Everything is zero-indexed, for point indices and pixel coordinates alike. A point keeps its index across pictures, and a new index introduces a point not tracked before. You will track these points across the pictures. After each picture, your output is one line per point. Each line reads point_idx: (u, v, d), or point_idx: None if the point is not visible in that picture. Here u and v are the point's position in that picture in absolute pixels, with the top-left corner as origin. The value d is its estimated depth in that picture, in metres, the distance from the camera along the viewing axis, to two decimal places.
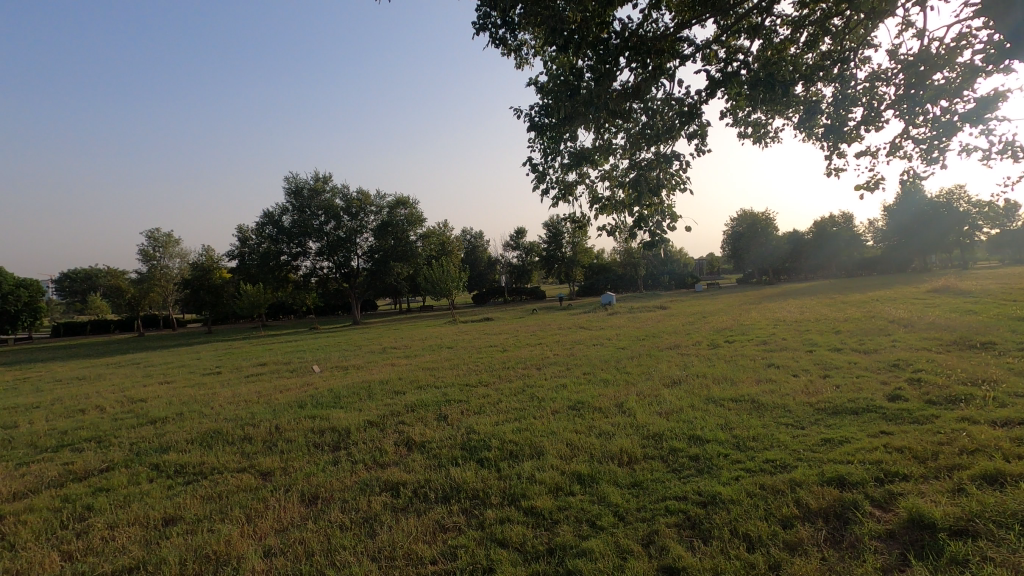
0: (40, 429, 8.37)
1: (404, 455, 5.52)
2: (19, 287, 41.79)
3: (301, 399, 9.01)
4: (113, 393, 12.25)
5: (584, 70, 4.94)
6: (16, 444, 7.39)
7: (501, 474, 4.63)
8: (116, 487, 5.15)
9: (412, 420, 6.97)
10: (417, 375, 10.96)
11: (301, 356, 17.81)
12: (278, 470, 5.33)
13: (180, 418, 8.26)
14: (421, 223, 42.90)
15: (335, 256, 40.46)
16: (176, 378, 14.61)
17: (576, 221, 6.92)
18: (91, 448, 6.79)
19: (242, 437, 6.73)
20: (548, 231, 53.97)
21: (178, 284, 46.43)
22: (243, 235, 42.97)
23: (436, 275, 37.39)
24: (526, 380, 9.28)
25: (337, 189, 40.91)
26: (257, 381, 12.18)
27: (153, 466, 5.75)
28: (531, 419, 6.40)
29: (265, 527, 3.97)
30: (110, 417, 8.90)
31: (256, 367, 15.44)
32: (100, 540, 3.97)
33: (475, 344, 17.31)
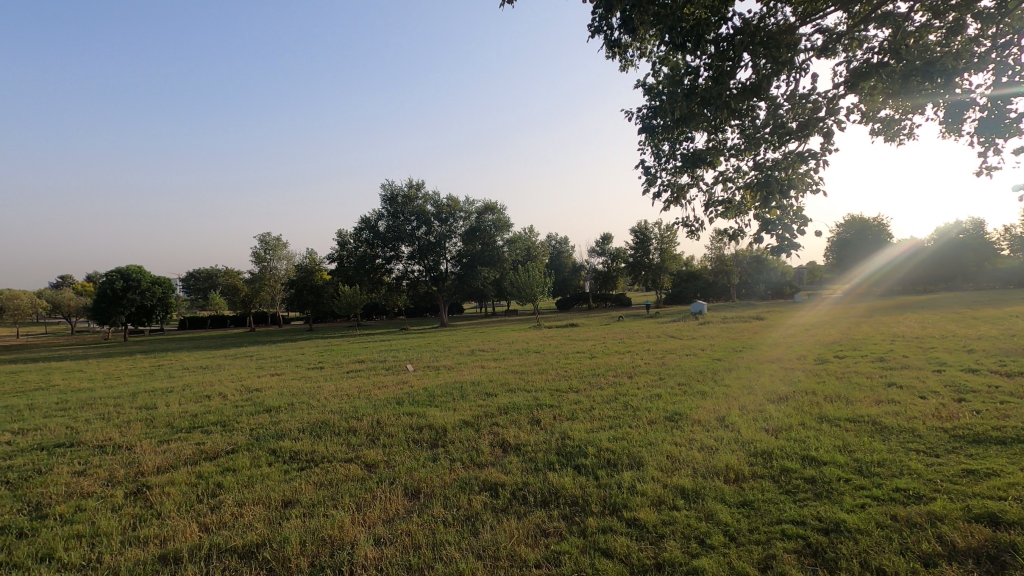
0: (175, 411, 9.38)
1: (501, 457, 5.59)
2: (154, 284, 47.25)
3: (397, 396, 9.41)
4: (233, 382, 13.49)
5: (702, 67, 4.76)
6: (157, 423, 8.33)
7: (600, 482, 4.55)
8: (240, 468, 5.62)
9: (505, 422, 7.04)
10: (507, 378, 11.09)
11: (395, 355, 18.64)
12: (381, 462, 5.59)
13: (291, 408, 8.90)
14: (508, 228, 43.54)
15: (425, 260, 41.84)
16: (285, 370, 15.84)
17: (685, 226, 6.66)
18: (217, 431, 7.51)
19: (347, 429, 7.13)
20: (636, 236, 53.10)
21: (284, 284, 50.26)
22: (342, 239, 45.79)
23: (521, 280, 37.75)
24: (618, 388, 9.10)
25: (429, 196, 42.48)
26: (357, 377, 12.88)
27: (271, 451, 6.23)
28: (627, 428, 6.25)
29: (374, 516, 4.15)
30: (231, 404, 9.80)
31: (355, 364, 16.37)
32: (229, 516, 4.34)
33: (562, 350, 17.26)
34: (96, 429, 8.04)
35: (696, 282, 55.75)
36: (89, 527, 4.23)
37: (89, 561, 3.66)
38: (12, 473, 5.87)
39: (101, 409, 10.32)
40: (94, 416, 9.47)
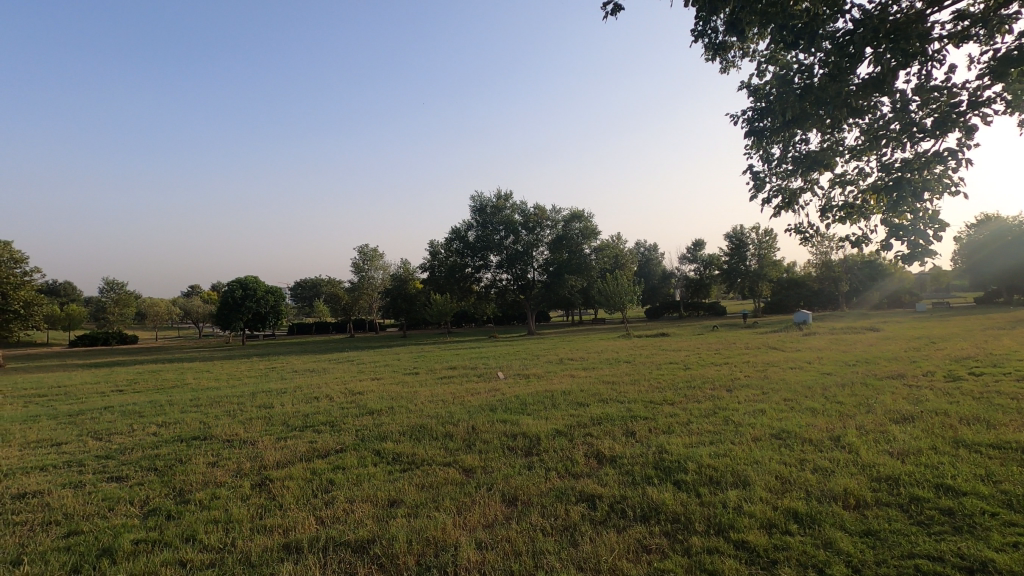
0: (289, 411, 10.18)
1: (596, 469, 5.53)
2: (268, 293, 51.64)
3: (489, 403, 9.59)
4: (338, 385, 14.42)
5: (816, 65, 4.49)
6: (274, 421, 9.09)
7: (702, 500, 4.38)
8: (348, 466, 6.00)
9: (599, 433, 6.96)
10: (598, 388, 10.95)
11: (486, 362, 19.03)
12: (478, 468, 5.73)
13: (391, 412, 9.35)
14: (596, 236, 43.12)
15: (513, 269, 42.41)
16: (383, 375, 16.69)
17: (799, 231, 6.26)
18: (326, 430, 8.07)
19: (445, 434, 7.38)
20: (731, 241, 50.67)
21: (380, 293, 53.01)
22: (434, 249, 47.68)
23: (609, 288, 37.19)
24: (717, 401, 8.69)
25: (516, 206, 43.13)
26: (450, 383, 13.29)
27: (376, 452, 6.60)
28: (729, 445, 5.96)
29: (474, 520, 4.27)
30: (337, 405, 10.48)
31: (448, 370, 16.90)
32: (342, 512, 4.64)
33: (653, 360, 16.75)
34: (224, 424, 8.91)
35: (799, 289, 52.03)
36: (223, 513, 4.70)
37: (225, 544, 4.06)
38: (159, 461, 6.65)
39: (227, 407, 11.41)
40: (222, 413, 10.51)
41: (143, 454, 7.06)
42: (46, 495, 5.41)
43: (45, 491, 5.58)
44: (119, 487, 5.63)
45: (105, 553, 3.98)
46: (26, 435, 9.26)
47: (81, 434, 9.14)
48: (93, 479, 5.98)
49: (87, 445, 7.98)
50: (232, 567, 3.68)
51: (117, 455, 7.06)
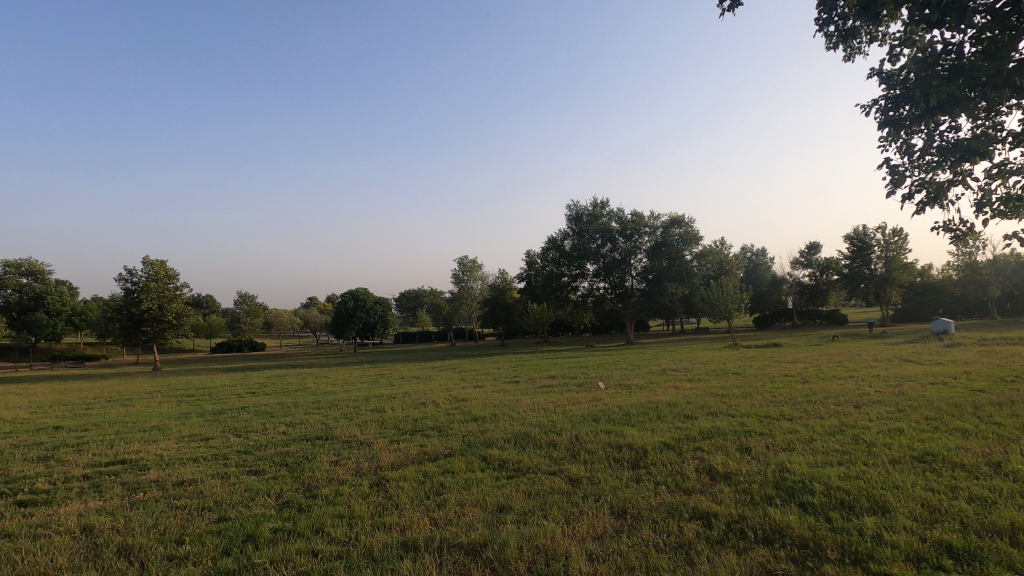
0: (400, 415, 10.72)
1: (709, 485, 5.26)
2: (376, 304, 54.94)
3: (592, 413, 9.45)
4: (443, 392, 14.93)
5: (968, 42, 4.07)
6: (387, 425, 9.61)
7: (833, 525, 4.02)
8: (457, 471, 6.19)
9: (711, 447, 6.63)
10: (707, 400, 10.42)
11: (586, 372, 18.82)
12: (584, 478, 5.67)
13: (495, 419, 9.53)
14: (697, 241, 41.35)
15: (611, 278, 41.59)
16: (485, 383, 17.08)
17: (952, 228, 5.64)
18: (434, 435, 8.40)
19: (549, 442, 7.40)
20: (853, 243, 46.45)
21: (479, 302, 54.45)
22: (531, 259, 48.33)
23: (714, 296, 35.41)
24: (844, 418, 7.94)
25: (613, 213, 42.55)
26: (551, 393, 13.29)
27: (482, 458, 6.76)
28: (861, 466, 5.42)
29: (583, 531, 4.23)
30: (444, 411, 10.87)
31: (548, 379, 16.92)
32: (454, 513, 4.81)
33: (766, 372, 15.67)
34: (342, 426, 9.58)
35: (937, 295, 46.29)
36: (346, 509, 5.04)
37: (350, 538, 4.34)
38: (290, 458, 7.30)
39: (344, 410, 12.25)
40: (340, 416, 11.28)
41: (276, 451, 7.77)
42: (200, 484, 6.12)
43: (199, 480, 6.31)
44: (258, 480, 6.23)
45: (249, 539, 4.41)
46: (181, 430, 10.55)
47: (224, 430, 10.24)
48: (236, 471, 6.68)
49: (229, 441, 8.93)
50: (358, 560, 3.93)
51: (254, 451, 7.84)
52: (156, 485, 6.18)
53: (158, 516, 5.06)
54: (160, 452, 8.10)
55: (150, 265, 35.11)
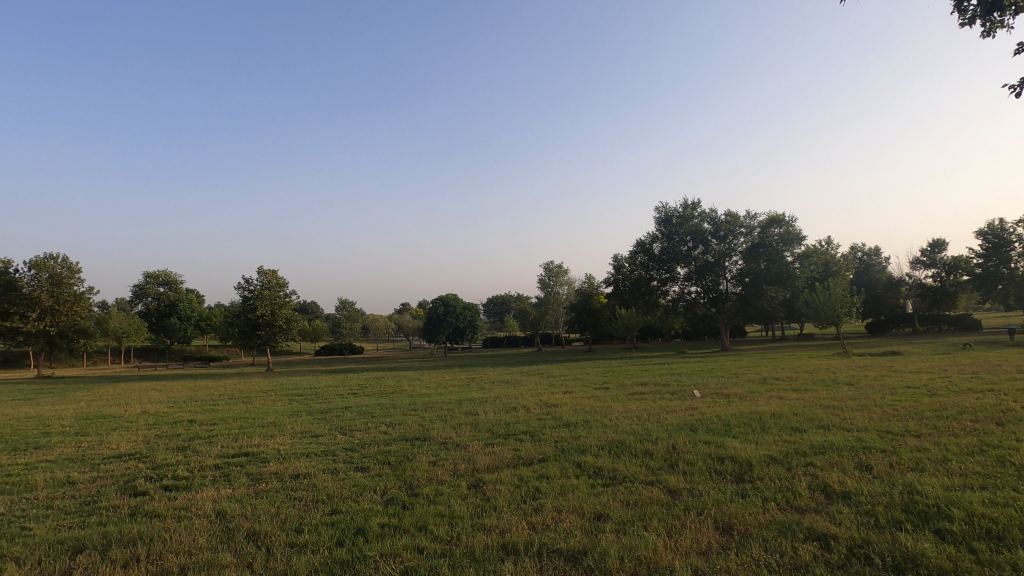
0: (493, 419, 10.90)
1: (826, 505, 4.87)
2: (466, 309, 56.45)
3: (690, 423, 9.08)
4: (532, 397, 15.03)
5: None
6: (481, 427, 9.83)
7: (978, 557, 3.58)
8: (552, 476, 6.20)
9: (824, 463, 6.16)
10: (817, 412, 9.67)
11: (679, 379, 18.15)
12: (685, 490, 5.46)
13: (588, 425, 9.44)
14: (799, 241, 38.67)
15: (703, 281, 39.80)
16: (574, 389, 16.97)
17: None
18: (527, 439, 8.46)
19: (644, 451, 7.22)
20: (987, 240, 41.37)
21: (566, 307, 54.27)
22: (619, 263, 47.60)
23: (819, 300, 32.87)
24: (983, 437, 7.05)
25: (705, 214, 40.89)
26: (644, 400, 12.95)
27: (576, 464, 6.71)
28: (1011, 492, 4.79)
29: (686, 545, 4.07)
30: (535, 416, 10.91)
31: (639, 386, 16.51)
32: (551, 519, 4.81)
33: (885, 383, 14.29)
34: (438, 428, 9.92)
35: None
36: (446, 508, 5.21)
37: (451, 537, 4.48)
38: (392, 456, 7.67)
39: (439, 412, 12.66)
40: (436, 418, 11.68)
41: (379, 449, 8.20)
42: (314, 477, 6.60)
43: (312, 474, 6.79)
44: (363, 476, 6.60)
45: (359, 532, 4.68)
46: (294, 427, 11.41)
47: (331, 428, 10.97)
48: (344, 467, 7.13)
49: (336, 438, 9.56)
50: (460, 558, 4.05)
51: (359, 449, 8.33)
52: (276, 477, 6.73)
53: (279, 506, 5.50)
54: (277, 446, 8.82)
55: (264, 274, 38.38)
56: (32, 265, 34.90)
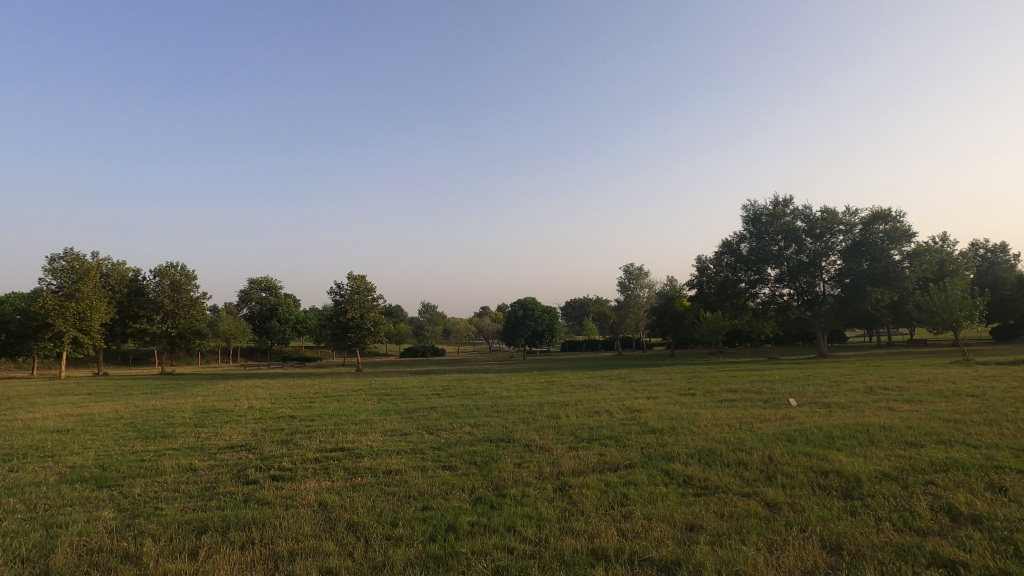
0: (576, 423, 10.81)
1: (952, 529, 4.40)
2: (544, 312, 56.58)
3: (787, 433, 8.53)
4: (615, 401, 14.73)
5: None
6: (564, 431, 9.78)
7: None
8: (640, 483, 6.05)
9: (947, 482, 5.58)
10: (937, 427, 8.72)
11: (772, 386, 17.11)
12: (785, 504, 5.14)
13: (675, 432, 9.13)
14: (908, 238, 35.38)
15: (796, 283, 37.37)
16: (658, 394, 16.47)
17: None
18: (612, 444, 8.32)
19: (738, 461, 6.88)
20: None
21: (647, 310, 52.99)
22: (703, 265, 45.91)
23: (933, 301, 29.84)
24: None
25: (798, 212, 38.46)
26: (734, 407, 12.33)
27: (665, 472, 6.51)
28: None
29: (789, 562, 3.85)
30: (619, 421, 10.71)
31: (728, 393, 15.76)
32: (642, 527, 4.70)
33: (1018, 395, 12.66)
34: (521, 430, 9.97)
35: None
36: (534, 510, 5.24)
37: (541, 539, 4.49)
38: (478, 456, 7.81)
39: (522, 415, 12.73)
40: (519, 420, 11.76)
41: (465, 449, 8.38)
42: (405, 474, 6.85)
43: (402, 470, 7.06)
44: (452, 475, 6.77)
45: (450, 529, 4.80)
46: (384, 425, 11.91)
47: (418, 427, 11.35)
48: (432, 465, 7.36)
49: (423, 437, 9.88)
50: (551, 561, 4.06)
51: (446, 448, 8.56)
52: (370, 472, 7.06)
53: (375, 500, 5.77)
54: (370, 443, 9.24)
55: (354, 280, 40.50)
56: (157, 273, 38.96)
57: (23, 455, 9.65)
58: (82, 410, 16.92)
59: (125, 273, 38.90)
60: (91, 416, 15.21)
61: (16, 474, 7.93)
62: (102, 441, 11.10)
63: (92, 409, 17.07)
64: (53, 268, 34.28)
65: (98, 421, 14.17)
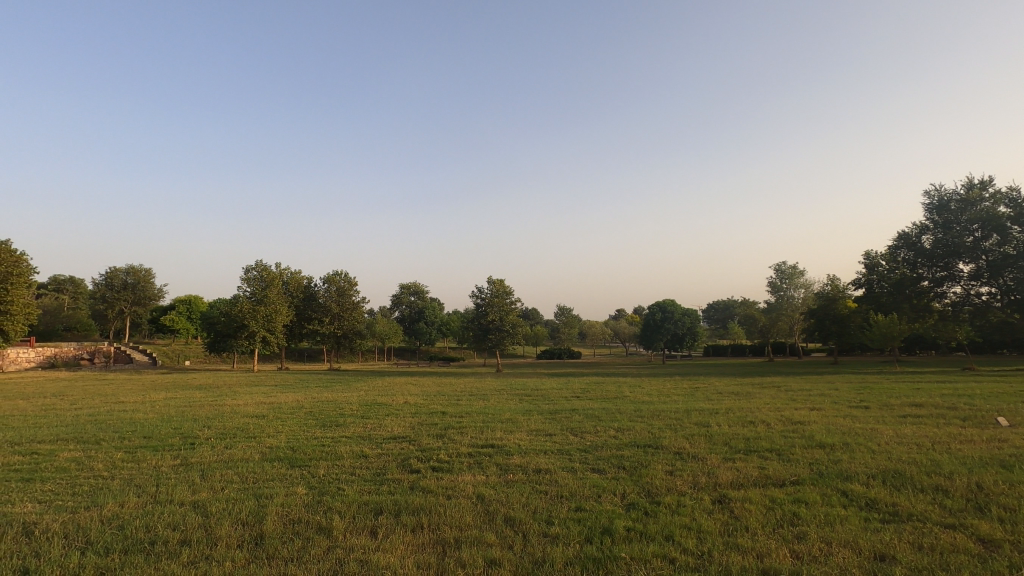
0: (730, 432, 10.16)
1: None
2: (684, 316, 54.16)
3: (996, 457, 7.19)
4: (770, 411, 13.60)
5: None
6: (717, 440, 9.23)
7: None
8: (812, 503, 5.50)
9: None
10: None
11: (971, 402, 14.53)
12: (1006, 542, 4.33)
13: (850, 449, 8.15)
14: None
15: (998, 280, 31.56)
16: (823, 405, 14.87)
17: None
18: (774, 457, 7.68)
19: (936, 486, 5.94)
20: None
21: (803, 313, 48.16)
22: (875, 262, 40.80)
23: None
24: None
25: (1000, 195, 32.42)
26: (922, 424, 10.68)
27: (841, 492, 5.86)
28: None
29: None
30: (780, 433, 9.85)
31: (913, 407, 13.70)
32: (820, 550, 4.28)
33: None
34: (669, 437, 9.60)
35: None
36: (692, 521, 5.01)
37: (704, 553, 4.28)
38: (627, 461, 7.67)
39: (668, 421, 12.26)
40: (666, 426, 11.35)
41: (612, 453, 8.29)
42: (554, 474, 6.95)
43: (552, 470, 7.17)
44: (602, 478, 6.73)
45: (605, 532, 4.78)
46: (529, 425, 12.21)
47: (562, 429, 11.46)
48: (581, 467, 7.38)
49: (568, 438, 9.95)
50: None
51: (593, 451, 8.54)
52: (521, 470, 7.28)
53: (528, 496, 5.94)
54: (518, 441, 9.54)
55: (493, 283, 42.21)
56: (326, 280, 44.10)
57: (234, 435, 11.53)
58: (273, 398, 19.74)
59: (302, 281, 44.58)
60: (280, 404, 17.73)
61: (230, 450, 9.51)
62: (290, 426, 12.85)
63: (281, 398, 19.83)
64: (248, 277, 40.43)
65: (285, 409, 16.42)
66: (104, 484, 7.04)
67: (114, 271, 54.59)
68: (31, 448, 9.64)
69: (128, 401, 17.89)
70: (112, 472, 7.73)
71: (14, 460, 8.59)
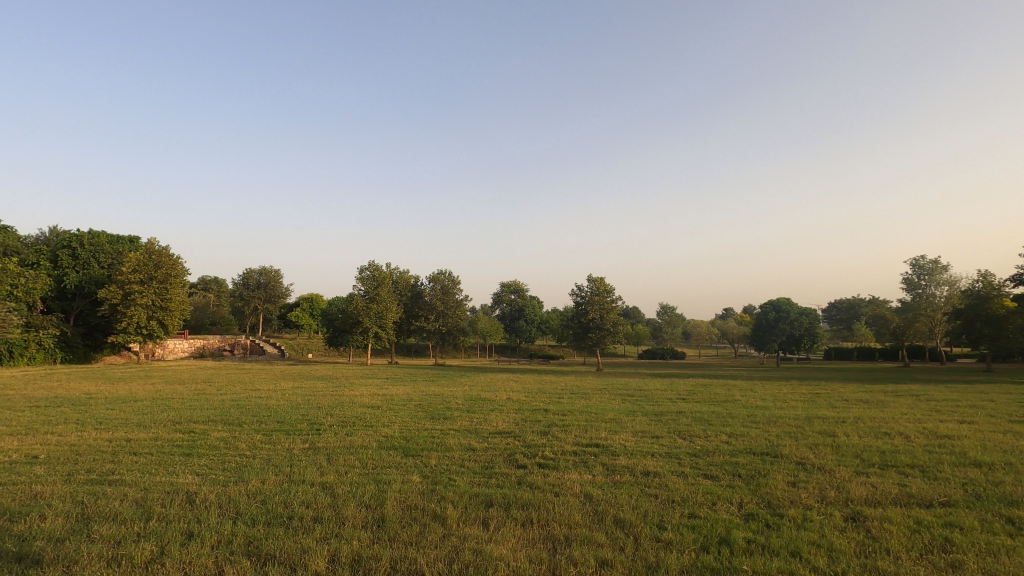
0: (861, 443, 9.24)
1: None
2: (801, 316, 50.27)
3: None
4: (908, 422, 12.20)
5: None
6: (846, 452, 8.41)
7: None
8: (967, 528, 4.85)
9: None
10: None
11: None
12: None
13: (1015, 469, 7.07)
14: None
15: None
16: (974, 418, 13.08)
17: None
18: (916, 474, 6.86)
19: None
20: None
21: (945, 313, 42.72)
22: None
23: None
24: None
25: None
26: None
27: (1005, 518, 5.11)
28: None
29: None
30: (922, 447, 8.79)
31: None
32: None
33: None
34: (790, 446, 8.92)
35: None
36: (822, 538, 4.61)
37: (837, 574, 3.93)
38: (742, 469, 7.24)
39: (787, 428, 11.41)
40: (784, 434, 10.56)
41: (725, 460, 7.86)
42: (663, 478, 6.72)
43: (661, 474, 6.94)
44: (715, 485, 6.41)
45: (722, 542, 4.54)
46: (633, 426, 11.94)
47: (669, 431, 11.07)
48: (692, 472, 7.08)
49: (677, 442, 9.58)
50: None
51: (703, 456, 8.15)
52: (628, 471, 7.12)
53: (638, 499, 5.79)
54: (624, 442, 9.35)
55: (594, 281, 41.74)
56: (431, 279, 46.14)
57: (353, 423, 12.44)
58: (385, 390, 21.08)
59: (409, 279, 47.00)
60: (392, 396, 18.89)
61: (350, 437, 10.26)
62: (401, 417, 13.61)
63: (392, 390, 21.14)
64: (362, 277, 43.38)
65: (397, 401, 17.44)
66: (247, 462, 7.88)
67: (249, 271, 60.82)
68: (188, 427, 11.06)
69: (263, 389, 20.01)
70: (253, 452, 8.65)
71: (177, 437, 9.93)
